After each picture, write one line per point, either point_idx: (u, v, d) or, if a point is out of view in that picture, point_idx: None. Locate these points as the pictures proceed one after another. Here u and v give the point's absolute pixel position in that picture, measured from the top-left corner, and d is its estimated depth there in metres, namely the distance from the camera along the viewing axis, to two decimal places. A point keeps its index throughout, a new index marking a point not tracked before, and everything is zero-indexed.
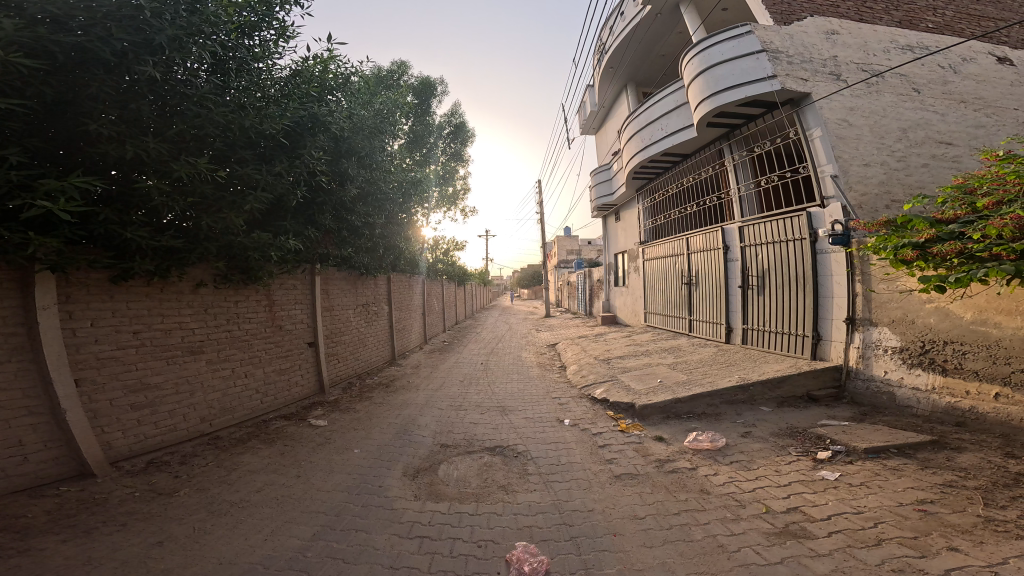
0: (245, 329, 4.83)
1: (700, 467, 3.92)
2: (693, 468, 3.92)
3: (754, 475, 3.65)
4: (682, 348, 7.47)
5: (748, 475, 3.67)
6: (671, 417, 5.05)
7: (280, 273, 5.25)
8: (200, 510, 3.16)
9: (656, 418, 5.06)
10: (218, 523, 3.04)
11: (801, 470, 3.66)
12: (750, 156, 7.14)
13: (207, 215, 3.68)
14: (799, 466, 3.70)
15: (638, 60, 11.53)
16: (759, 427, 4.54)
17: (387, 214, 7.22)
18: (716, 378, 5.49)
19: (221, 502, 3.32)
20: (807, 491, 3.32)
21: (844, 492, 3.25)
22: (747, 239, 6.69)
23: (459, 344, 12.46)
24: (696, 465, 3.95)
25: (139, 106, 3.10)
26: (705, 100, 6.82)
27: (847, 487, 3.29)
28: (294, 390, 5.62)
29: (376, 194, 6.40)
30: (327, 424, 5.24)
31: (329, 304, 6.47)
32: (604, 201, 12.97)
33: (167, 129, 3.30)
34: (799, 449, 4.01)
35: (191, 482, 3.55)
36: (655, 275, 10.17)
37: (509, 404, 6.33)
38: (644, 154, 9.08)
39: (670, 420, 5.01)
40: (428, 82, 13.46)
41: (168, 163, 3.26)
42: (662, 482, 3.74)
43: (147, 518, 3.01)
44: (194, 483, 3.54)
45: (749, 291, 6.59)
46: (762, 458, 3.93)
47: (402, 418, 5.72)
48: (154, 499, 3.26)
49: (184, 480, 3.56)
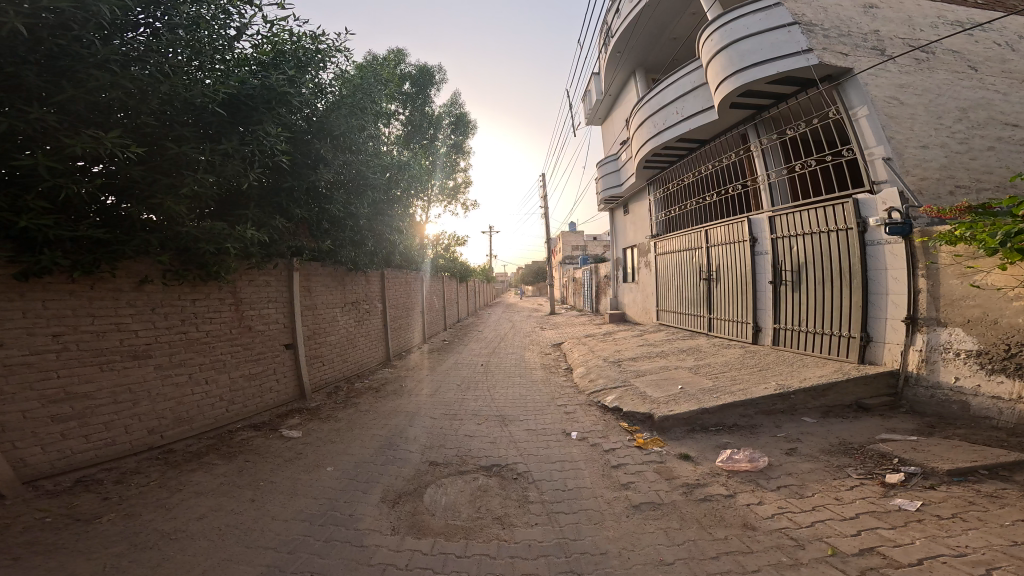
0: (205, 330, 4.18)
1: (739, 494, 3.21)
2: (731, 495, 3.22)
3: (809, 505, 2.94)
4: (703, 348, 6.70)
5: (802, 505, 2.96)
6: (699, 431, 4.33)
7: (242, 266, 4.55)
8: (119, 542, 2.60)
9: (680, 432, 4.35)
10: (137, 560, 2.47)
11: (867, 498, 2.94)
12: (780, 139, 6.30)
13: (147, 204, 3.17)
14: (864, 494, 2.98)
15: (648, 44, 10.70)
16: (806, 442, 3.81)
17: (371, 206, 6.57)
18: (748, 384, 4.74)
19: (149, 533, 2.75)
20: (883, 526, 2.62)
21: (932, 526, 2.55)
22: (779, 229, 5.85)
23: (459, 344, 11.81)
24: (734, 492, 3.24)
25: (21, 72, 2.53)
26: (728, 78, 6.02)
27: (935, 520, 2.59)
28: (267, 396, 5.00)
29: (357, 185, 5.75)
30: (303, 434, 4.64)
31: (312, 303, 5.81)
32: (612, 193, 12.16)
33: (64, 94, 2.67)
34: (861, 470, 3.29)
35: (120, 507, 2.99)
36: (669, 269, 9.36)
37: (509, 413, 5.65)
38: (656, 140, 8.28)
39: (697, 433, 4.29)
40: (426, 70, 12.75)
41: (64, 136, 2.66)
42: (692, 513, 3.05)
43: (49, 552, 2.46)
44: (124, 508, 2.98)
45: (781, 288, 5.79)
46: (816, 482, 3.22)
47: (389, 429, 5.09)
48: (68, 527, 2.71)
49: (112, 503, 3.01)
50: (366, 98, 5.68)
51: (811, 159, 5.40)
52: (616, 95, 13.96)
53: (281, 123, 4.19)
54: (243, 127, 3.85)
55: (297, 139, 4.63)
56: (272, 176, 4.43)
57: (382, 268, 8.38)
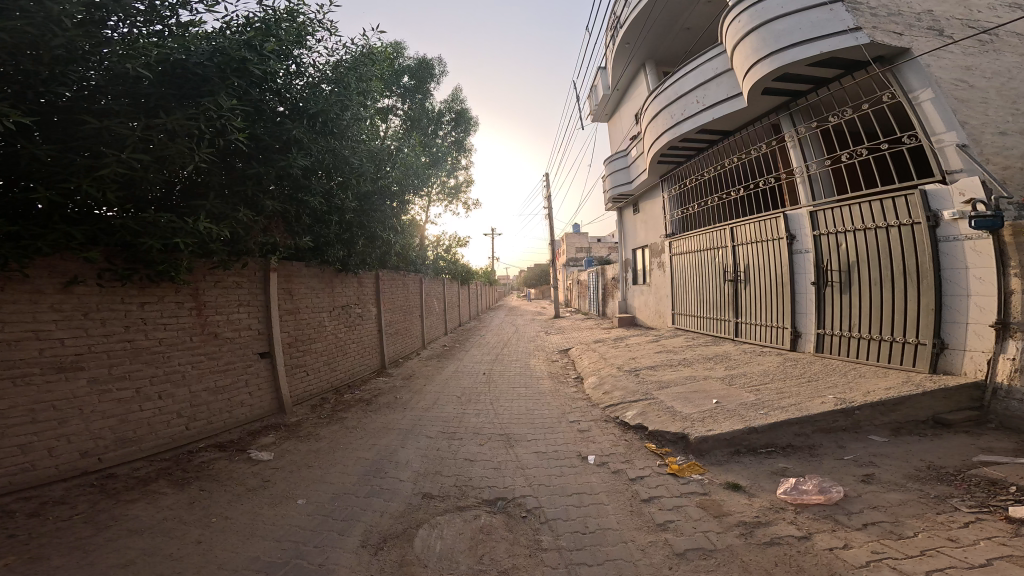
0: (156, 338, 3.54)
1: (816, 535, 2.54)
2: (806, 537, 2.54)
3: (918, 550, 2.30)
4: (732, 356, 6.00)
5: (907, 549, 2.32)
6: (746, 455, 3.63)
7: (198, 261, 3.87)
8: None
9: (724, 456, 3.66)
10: None
11: (994, 538, 2.32)
12: (819, 129, 5.64)
13: (76, 179, 2.63)
14: (987, 532, 2.36)
15: (659, 34, 10.04)
16: (884, 468, 3.14)
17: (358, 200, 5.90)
18: (799, 399, 4.04)
19: None
20: None
21: None
22: (823, 225, 5.16)
23: (460, 350, 11.12)
24: (809, 532, 2.57)
25: None
26: (762, 60, 5.39)
27: None
28: (238, 411, 4.34)
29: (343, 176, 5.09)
30: (277, 457, 3.98)
31: (295, 307, 5.16)
32: (621, 190, 11.50)
33: None
34: (969, 501, 2.66)
35: (28, 549, 2.38)
36: (686, 270, 8.67)
37: (515, 432, 4.96)
38: (674, 131, 7.63)
39: (745, 457, 3.60)
40: (425, 63, 12.19)
41: None
42: (759, 562, 2.37)
43: None
44: (31, 551, 2.37)
45: (826, 290, 5.09)
46: (913, 518, 2.58)
47: (380, 448, 4.42)
48: None
49: (18, 543, 2.41)
50: (351, 80, 5.02)
51: (862, 148, 4.72)
52: (623, 90, 13.32)
53: (237, 97, 3.54)
54: (189, 100, 3.23)
55: (265, 120, 3.99)
56: (234, 159, 3.79)
57: (376, 269, 7.72)
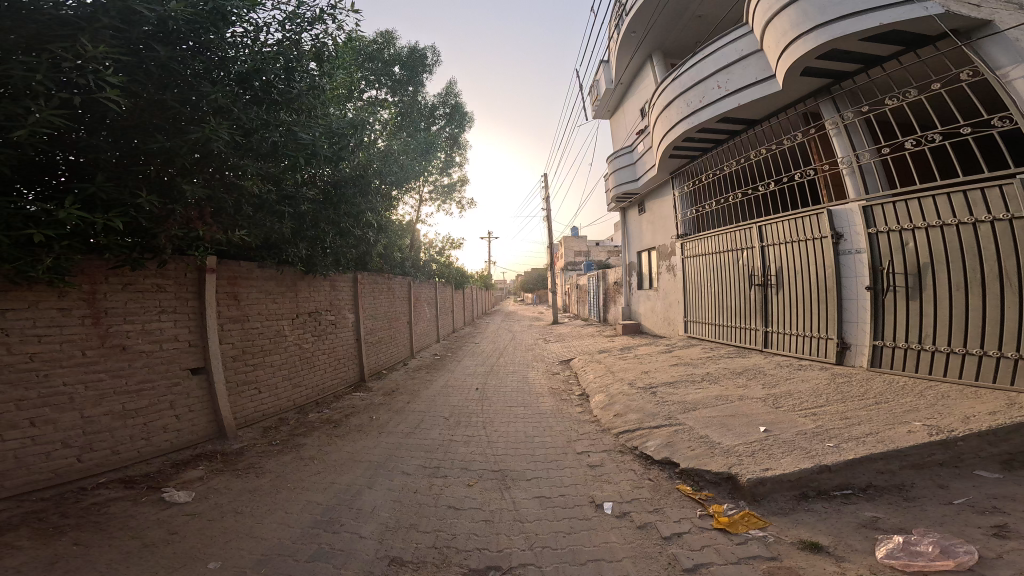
0: (24, 354, 2.74)
1: None
2: None
3: None
4: (766, 370, 5.16)
5: None
6: (816, 501, 2.79)
7: (88, 257, 3.03)
8: None
9: (788, 503, 2.80)
10: None
11: None
12: (866, 116, 4.93)
13: None
14: None
15: (668, 22, 9.33)
16: (1020, 517, 2.30)
17: (321, 186, 4.93)
18: (875, 427, 3.20)
19: None
20: None
21: None
22: (881, 222, 4.43)
23: (451, 360, 10.16)
24: None
25: None
26: (795, 41, 4.78)
27: None
28: (162, 437, 3.50)
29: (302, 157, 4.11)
30: (198, 499, 3.07)
31: (243, 314, 4.27)
32: (626, 188, 10.71)
33: None
34: None
35: None
36: (701, 273, 7.86)
37: (513, 466, 4.05)
38: (690, 120, 6.85)
39: (817, 504, 2.76)
40: (417, 52, 11.27)
41: None
42: None
43: None
44: None
45: (887, 295, 4.34)
46: None
47: (345, 487, 3.50)
48: None
49: None
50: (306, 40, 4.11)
51: (934, 132, 3.98)
52: (629, 84, 12.56)
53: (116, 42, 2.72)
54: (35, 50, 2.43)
55: (174, 83, 3.09)
56: (135, 131, 3.00)
57: (355, 270, 6.79)
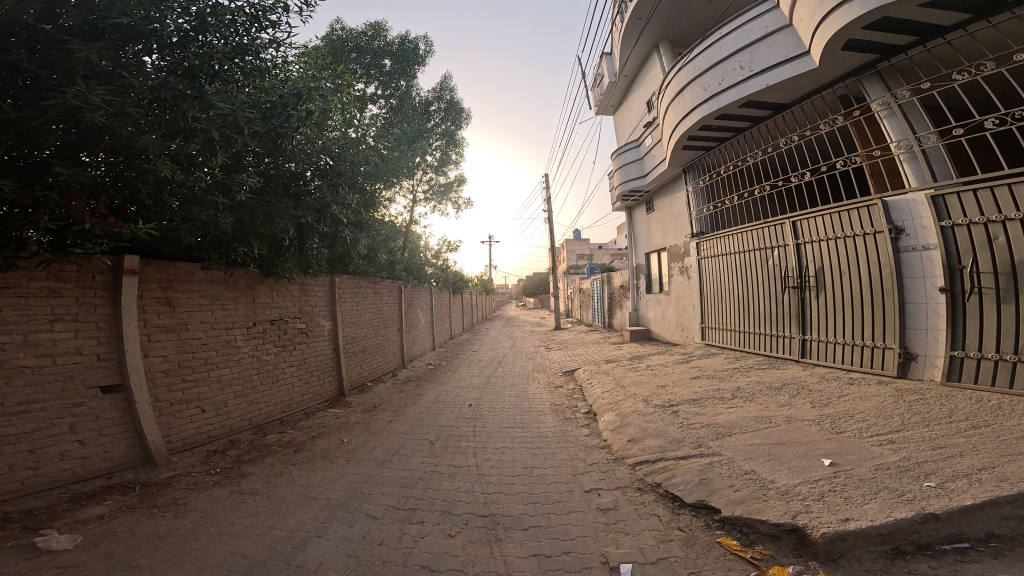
0: None
1: None
2: None
3: None
4: (809, 384, 4.38)
5: None
6: (918, 560, 2.06)
7: None
8: None
9: (877, 564, 2.06)
10: None
11: None
12: (924, 93, 4.25)
13: None
14: None
15: (677, 7, 8.70)
16: None
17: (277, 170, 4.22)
18: (987, 460, 2.50)
19: None
20: None
21: None
22: (957, 214, 3.74)
23: (446, 370, 9.37)
24: None
25: None
26: (830, 14, 4.21)
27: None
28: (58, 467, 2.78)
29: (239, 131, 3.39)
30: (82, 546, 2.32)
31: (180, 323, 3.60)
32: (632, 185, 9.99)
33: None
34: None
35: None
36: (719, 275, 7.14)
37: (512, 506, 3.30)
38: (707, 105, 6.13)
39: (921, 564, 2.03)
40: (409, 45, 10.67)
41: None
42: None
43: None
44: None
45: (969, 297, 3.63)
46: None
47: (307, 529, 2.80)
48: None
49: None
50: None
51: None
52: (633, 77, 11.96)
53: None
54: None
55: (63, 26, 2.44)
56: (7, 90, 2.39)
57: (332, 273, 6.09)
